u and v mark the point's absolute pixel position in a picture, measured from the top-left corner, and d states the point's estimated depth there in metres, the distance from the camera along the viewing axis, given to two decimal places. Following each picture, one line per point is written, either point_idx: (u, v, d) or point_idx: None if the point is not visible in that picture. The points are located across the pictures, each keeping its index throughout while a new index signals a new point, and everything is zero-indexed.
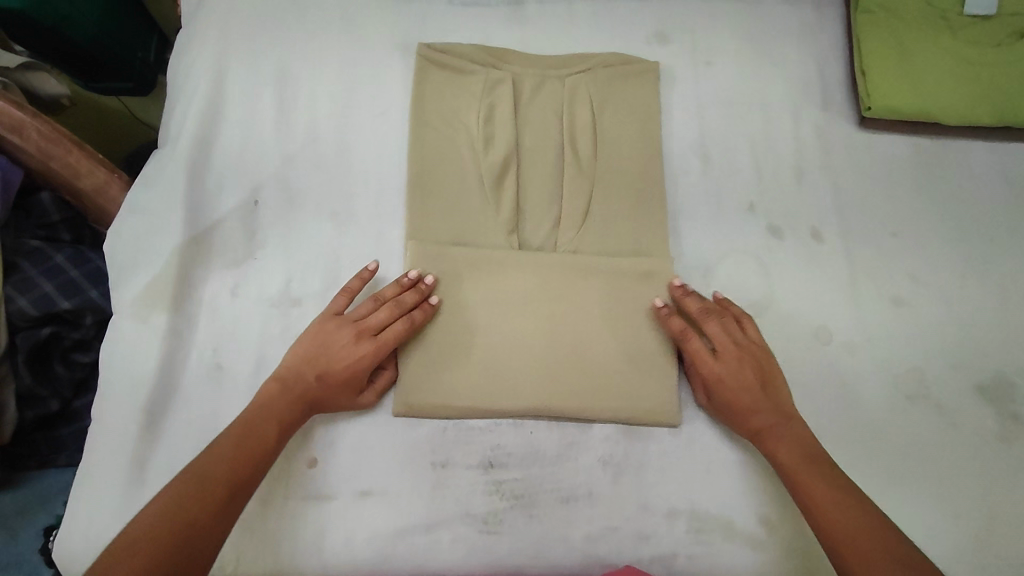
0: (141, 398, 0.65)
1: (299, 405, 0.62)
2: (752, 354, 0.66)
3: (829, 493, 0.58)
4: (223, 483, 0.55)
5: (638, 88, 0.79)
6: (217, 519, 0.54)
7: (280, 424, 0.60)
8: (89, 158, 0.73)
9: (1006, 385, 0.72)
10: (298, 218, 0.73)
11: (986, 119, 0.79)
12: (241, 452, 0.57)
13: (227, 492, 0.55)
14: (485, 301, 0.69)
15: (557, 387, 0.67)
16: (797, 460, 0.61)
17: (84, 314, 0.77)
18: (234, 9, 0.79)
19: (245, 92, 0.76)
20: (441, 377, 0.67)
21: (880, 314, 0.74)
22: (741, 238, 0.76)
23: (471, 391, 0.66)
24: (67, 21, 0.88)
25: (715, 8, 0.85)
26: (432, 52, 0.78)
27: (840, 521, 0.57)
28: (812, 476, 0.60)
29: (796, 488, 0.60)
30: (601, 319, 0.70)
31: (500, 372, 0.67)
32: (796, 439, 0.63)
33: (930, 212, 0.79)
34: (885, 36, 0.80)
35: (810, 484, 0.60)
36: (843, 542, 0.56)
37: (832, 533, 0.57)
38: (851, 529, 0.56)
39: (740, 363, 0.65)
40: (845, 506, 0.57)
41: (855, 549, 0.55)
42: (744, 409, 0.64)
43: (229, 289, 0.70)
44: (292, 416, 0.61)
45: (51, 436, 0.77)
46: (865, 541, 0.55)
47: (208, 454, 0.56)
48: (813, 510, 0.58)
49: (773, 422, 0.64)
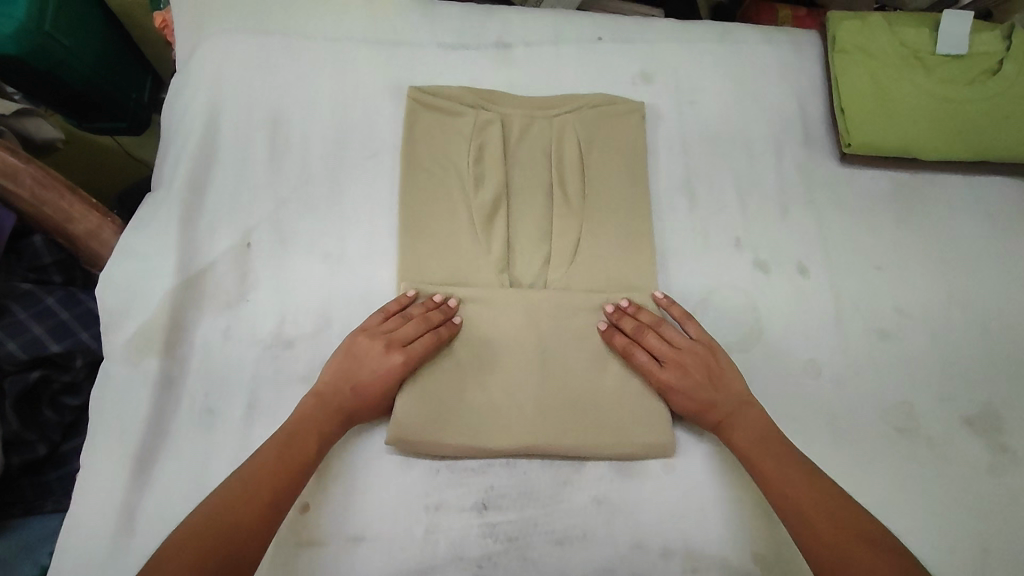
0: (133, 443, 0.65)
1: (336, 419, 0.63)
2: (695, 358, 0.68)
3: (787, 473, 0.61)
4: (266, 500, 0.57)
5: (623, 129, 0.81)
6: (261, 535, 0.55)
7: (320, 436, 0.62)
8: (83, 202, 0.74)
9: (993, 417, 0.73)
10: (290, 260, 0.73)
11: (964, 154, 0.81)
12: (279, 467, 0.59)
13: (272, 506, 0.57)
14: (471, 337, 0.70)
15: (548, 424, 0.67)
16: (751, 442, 0.64)
17: (75, 356, 0.77)
18: (224, 51, 0.80)
19: (239, 136, 0.78)
20: (433, 415, 0.66)
21: (867, 347, 0.75)
22: (728, 273, 0.77)
23: (464, 428, 0.66)
24: (62, 66, 0.87)
25: (698, 49, 0.87)
26: (422, 95, 0.80)
27: (799, 498, 0.60)
28: (769, 461, 0.63)
29: (755, 471, 0.63)
30: (591, 354, 0.71)
31: (491, 410, 0.67)
32: (747, 428, 0.65)
33: (913, 246, 0.80)
34: (862, 76, 0.83)
35: (767, 467, 0.63)
36: (800, 517, 0.59)
37: (793, 511, 0.59)
38: (808, 505, 0.59)
39: (687, 368, 0.68)
40: (800, 486, 0.60)
41: (813, 524, 0.58)
42: (697, 411, 0.67)
43: (222, 331, 0.70)
44: (333, 430, 0.63)
45: (39, 481, 0.75)
46: (822, 516, 0.58)
47: (254, 464, 0.58)
48: (772, 490, 0.61)
49: (728, 417, 0.66)
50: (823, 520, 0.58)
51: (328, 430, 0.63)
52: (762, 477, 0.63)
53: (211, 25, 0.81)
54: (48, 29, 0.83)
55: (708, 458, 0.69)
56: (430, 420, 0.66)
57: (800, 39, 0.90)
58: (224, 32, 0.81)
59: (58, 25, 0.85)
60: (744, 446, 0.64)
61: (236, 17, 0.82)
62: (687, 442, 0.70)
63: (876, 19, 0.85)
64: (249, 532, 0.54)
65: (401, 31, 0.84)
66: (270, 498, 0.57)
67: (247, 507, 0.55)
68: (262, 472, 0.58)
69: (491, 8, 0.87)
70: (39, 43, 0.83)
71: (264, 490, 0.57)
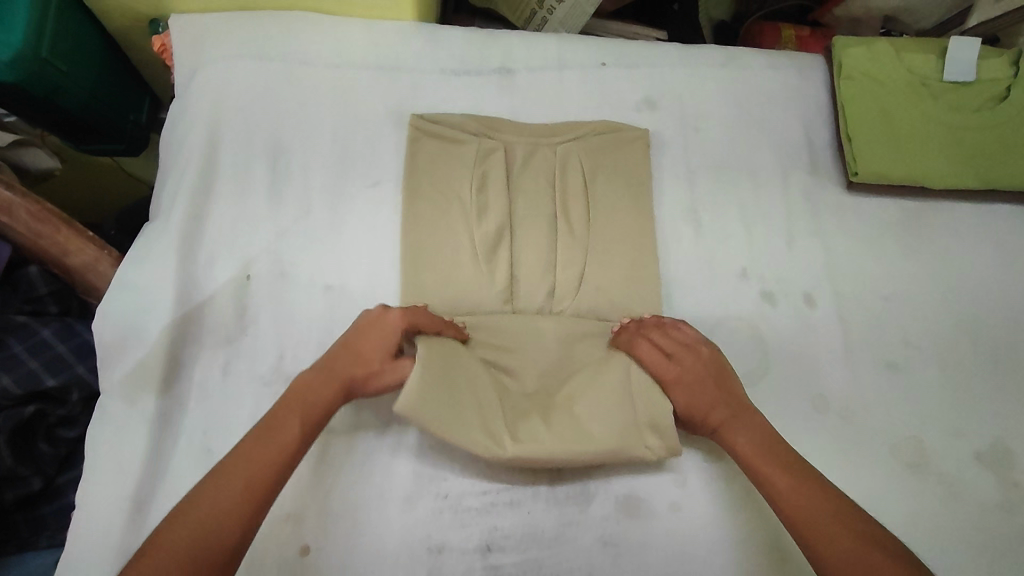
0: (131, 484, 0.64)
1: (336, 385, 0.60)
2: (703, 366, 0.65)
3: (784, 476, 0.58)
4: (249, 490, 0.51)
5: (626, 157, 0.80)
6: (247, 530, 0.50)
7: (304, 419, 0.57)
8: (79, 235, 0.73)
9: (1005, 452, 0.72)
10: (290, 293, 0.72)
11: (972, 183, 0.80)
12: (257, 456, 0.53)
13: (255, 497, 0.51)
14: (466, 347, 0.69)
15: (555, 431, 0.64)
16: (755, 447, 0.61)
17: (70, 390, 0.76)
18: (223, 79, 0.79)
19: (238, 165, 0.76)
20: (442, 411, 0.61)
21: (876, 381, 0.74)
22: (735, 304, 0.76)
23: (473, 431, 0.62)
24: (59, 91, 0.86)
25: (703, 74, 0.86)
26: (424, 123, 0.79)
27: (798, 502, 0.56)
28: (769, 463, 0.59)
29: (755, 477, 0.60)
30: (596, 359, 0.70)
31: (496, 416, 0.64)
32: (744, 435, 0.62)
33: (921, 276, 0.80)
34: (868, 103, 0.82)
35: (765, 473, 0.59)
36: (798, 524, 0.55)
37: (791, 517, 0.56)
38: (807, 508, 0.55)
39: (694, 379, 0.65)
40: (812, 495, 0.56)
41: (813, 529, 0.54)
42: (702, 419, 0.64)
43: (221, 367, 0.69)
44: (328, 402, 0.59)
45: (33, 516, 0.74)
46: (827, 520, 0.54)
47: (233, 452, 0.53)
48: (772, 497, 0.58)
49: (727, 422, 0.63)
50: (825, 522, 0.54)
51: (323, 404, 0.59)
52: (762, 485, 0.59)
53: (209, 52, 0.80)
54: (45, 55, 0.82)
55: (716, 496, 0.68)
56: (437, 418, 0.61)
57: (806, 64, 0.89)
58: (223, 59, 0.79)
59: (57, 51, 0.83)
60: (742, 451, 0.61)
61: (236, 43, 0.81)
62: (694, 479, 0.69)
63: (883, 45, 0.84)
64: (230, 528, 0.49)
65: (402, 57, 0.83)
66: (254, 489, 0.52)
67: (226, 501, 0.50)
68: (240, 464, 0.52)
69: (494, 33, 0.86)
70: (35, 69, 0.81)
71: (247, 481, 0.52)
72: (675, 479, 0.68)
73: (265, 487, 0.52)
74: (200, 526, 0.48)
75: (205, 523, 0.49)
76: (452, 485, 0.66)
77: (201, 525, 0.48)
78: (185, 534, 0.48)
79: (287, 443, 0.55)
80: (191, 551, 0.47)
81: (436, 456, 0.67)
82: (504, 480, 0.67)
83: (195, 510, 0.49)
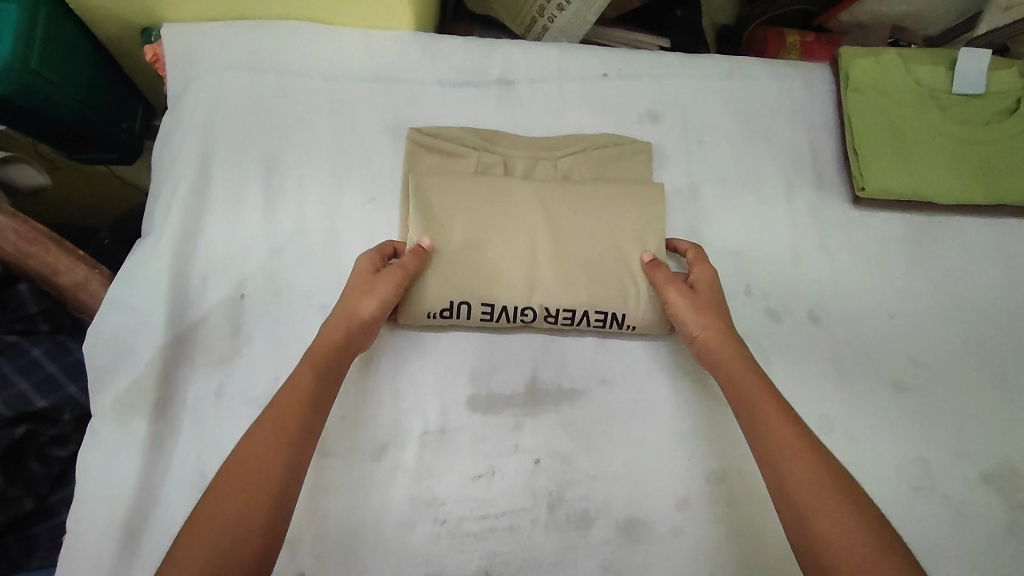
0: (122, 510, 0.63)
1: (338, 318, 0.64)
2: (705, 299, 0.67)
3: (786, 439, 0.55)
4: (286, 439, 0.54)
5: (628, 171, 0.78)
6: (297, 471, 0.54)
7: (315, 369, 0.60)
8: (68, 255, 0.71)
9: (1013, 473, 0.71)
10: (285, 311, 0.71)
11: (981, 198, 0.79)
12: (286, 411, 0.56)
13: (293, 442, 0.54)
14: (464, 261, 0.71)
15: (546, 204, 0.74)
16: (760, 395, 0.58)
17: (62, 410, 0.74)
18: (217, 92, 0.77)
19: (232, 180, 0.75)
20: (448, 200, 0.72)
21: (882, 400, 0.73)
22: (739, 321, 0.74)
23: (474, 183, 0.74)
24: (51, 101, 0.84)
25: (706, 85, 0.85)
26: (423, 136, 0.77)
27: (791, 468, 0.53)
28: (778, 422, 0.56)
29: (753, 430, 0.57)
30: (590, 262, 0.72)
31: (499, 208, 0.73)
32: (759, 392, 0.59)
33: (927, 292, 0.78)
34: (876, 117, 0.80)
35: (766, 431, 0.56)
36: (782, 485, 0.53)
37: (775, 476, 0.54)
38: (798, 474, 0.52)
39: (700, 308, 0.66)
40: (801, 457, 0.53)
41: (796, 493, 0.51)
42: (707, 349, 0.64)
43: (214, 389, 0.67)
44: (341, 342, 0.62)
45: (23, 536, 0.72)
46: (813, 492, 0.51)
47: (270, 415, 0.55)
48: (762, 453, 0.56)
49: (714, 343, 0.64)
50: (811, 496, 0.51)
51: (337, 347, 0.62)
52: (756, 440, 0.57)
53: (203, 64, 0.78)
54: (34, 66, 0.80)
55: (720, 520, 0.67)
56: (443, 189, 0.72)
57: (811, 74, 0.87)
58: (218, 72, 0.78)
59: (46, 61, 0.82)
60: (750, 405, 0.58)
61: (230, 55, 0.79)
62: (698, 502, 0.67)
63: (890, 56, 0.83)
64: (277, 473, 0.52)
65: (400, 68, 0.81)
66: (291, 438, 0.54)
67: (267, 449, 0.53)
68: (271, 419, 0.55)
69: (494, 43, 0.84)
70: (25, 80, 0.80)
71: (280, 429, 0.55)
72: (677, 503, 0.67)
73: (302, 434, 0.55)
74: (248, 474, 0.51)
75: (255, 471, 0.51)
76: (450, 510, 0.65)
77: (249, 474, 0.51)
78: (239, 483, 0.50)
79: (311, 394, 0.58)
80: (246, 495, 0.50)
81: (434, 479, 0.66)
82: (503, 505, 0.65)
83: (243, 462, 0.52)
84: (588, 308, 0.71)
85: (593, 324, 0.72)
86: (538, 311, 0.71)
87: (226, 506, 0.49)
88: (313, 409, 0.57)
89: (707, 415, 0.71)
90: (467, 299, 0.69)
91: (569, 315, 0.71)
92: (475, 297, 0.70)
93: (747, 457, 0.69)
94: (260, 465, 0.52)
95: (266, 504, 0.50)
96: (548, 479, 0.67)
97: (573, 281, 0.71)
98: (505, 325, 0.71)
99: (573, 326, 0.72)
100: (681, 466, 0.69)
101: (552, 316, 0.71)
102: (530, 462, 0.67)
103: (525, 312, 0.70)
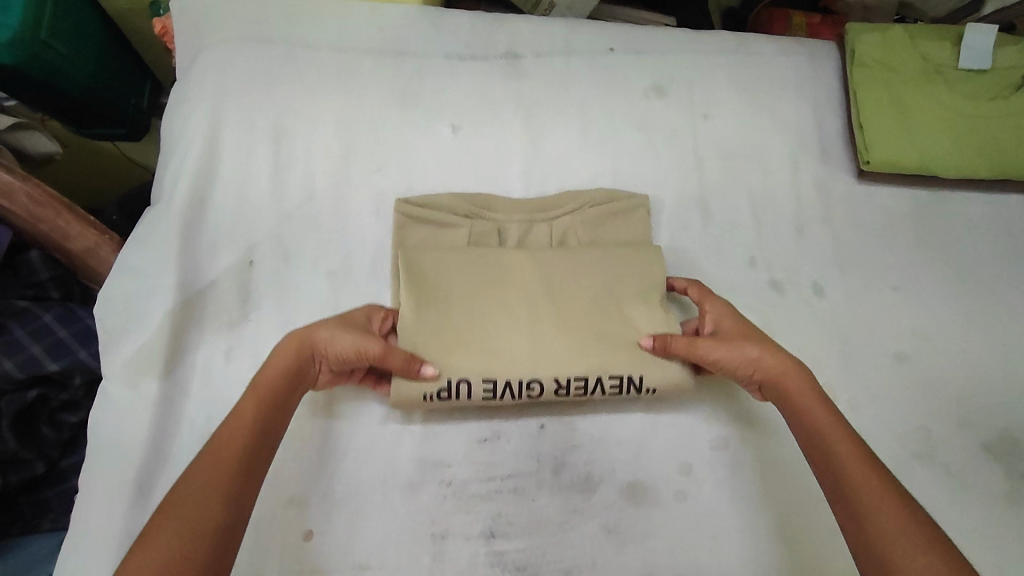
0: (132, 468, 0.64)
1: (292, 350, 0.59)
2: (740, 333, 0.64)
3: (866, 480, 0.51)
4: (225, 475, 0.50)
5: (626, 228, 0.74)
6: (232, 507, 0.49)
7: (258, 403, 0.55)
8: (79, 219, 0.73)
9: (1013, 444, 0.71)
10: (292, 277, 0.72)
11: (985, 172, 0.79)
12: (223, 448, 0.51)
13: (229, 479, 0.50)
14: (462, 344, 0.65)
15: (544, 279, 0.69)
16: (827, 421, 0.56)
17: (73, 374, 0.75)
18: (225, 63, 0.77)
19: (241, 149, 0.75)
20: (445, 276, 0.68)
21: (885, 371, 0.73)
22: (744, 291, 0.75)
23: (470, 258, 0.69)
24: (59, 73, 0.85)
25: (712, 61, 0.85)
26: (411, 207, 0.72)
27: (873, 512, 0.49)
28: (854, 461, 0.53)
29: (828, 473, 0.54)
30: (595, 334, 0.67)
31: (496, 282, 0.68)
32: (830, 428, 0.56)
33: (930, 266, 0.79)
34: (880, 91, 0.81)
35: (843, 471, 0.53)
36: (863, 531, 0.49)
37: (857, 521, 0.50)
38: (885, 517, 0.49)
39: (744, 339, 0.64)
40: (881, 492, 0.50)
41: (883, 539, 0.48)
42: (772, 378, 0.62)
43: (223, 352, 0.68)
44: (287, 378, 0.58)
45: (36, 498, 0.73)
46: (904, 536, 0.47)
47: (222, 432, 0.53)
48: (840, 497, 0.52)
49: (777, 373, 0.61)
50: (901, 541, 0.47)
51: (286, 385, 0.58)
52: (831, 482, 0.53)
53: (212, 34, 0.79)
54: (45, 37, 0.81)
55: (722, 485, 0.68)
56: (439, 268, 0.68)
57: (816, 51, 0.88)
58: (226, 42, 0.78)
59: (55, 33, 0.82)
60: (823, 443, 0.55)
61: (237, 27, 0.79)
62: (701, 468, 0.68)
63: (896, 31, 0.83)
64: (215, 513, 0.47)
65: (408, 41, 0.82)
66: (231, 474, 0.50)
67: (203, 488, 0.48)
68: (204, 459, 0.51)
69: (501, 18, 0.84)
70: (34, 52, 0.80)
71: (224, 466, 0.50)
72: (679, 468, 0.68)
73: (241, 470, 0.51)
74: (192, 500, 0.47)
75: (190, 512, 0.47)
76: (456, 472, 0.65)
77: (192, 501, 0.47)
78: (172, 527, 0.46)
79: (249, 428, 0.54)
80: (181, 540, 0.45)
81: (439, 443, 0.66)
82: (508, 467, 0.66)
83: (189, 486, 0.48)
84: (599, 376, 0.65)
85: (607, 391, 0.66)
86: (546, 384, 0.65)
87: (158, 547, 0.44)
88: (252, 443, 0.53)
89: (709, 389, 0.72)
90: (468, 377, 0.64)
91: (582, 384, 0.65)
92: (474, 375, 0.64)
93: (749, 427, 0.71)
94: (199, 505, 0.47)
95: (204, 549, 0.46)
96: (552, 443, 0.67)
97: (582, 352, 0.66)
98: (511, 400, 0.65)
99: (586, 395, 0.66)
100: (684, 433, 0.69)
101: (563, 389, 0.65)
102: (535, 427, 0.68)
103: (531, 387, 0.65)
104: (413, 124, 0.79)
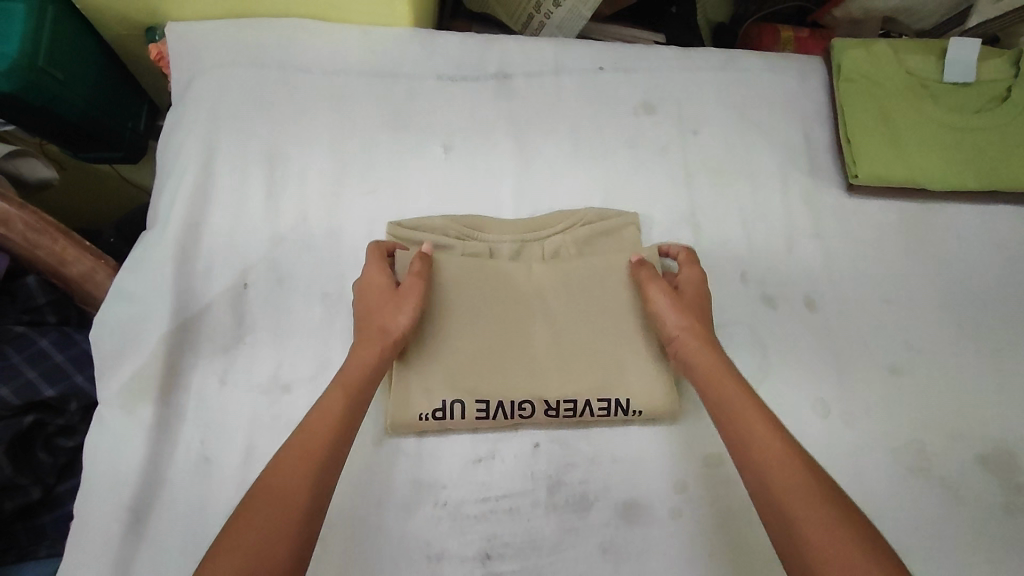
0: (127, 495, 0.64)
1: (381, 344, 0.61)
2: (688, 301, 0.65)
3: (772, 448, 0.52)
4: (315, 463, 0.52)
5: (618, 246, 0.75)
6: (320, 497, 0.51)
7: (346, 391, 0.57)
8: (76, 246, 0.74)
9: (1008, 455, 0.71)
10: (287, 301, 0.72)
11: (973, 184, 0.80)
12: (316, 433, 0.54)
13: (323, 466, 0.52)
14: (453, 365, 0.66)
15: (536, 293, 0.70)
16: (739, 394, 0.57)
17: (69, 400, 0.76)
18: (221, 90, 0.78)
19: (235, 173, 0.76)
20: (441, 287, 0.68)
21: (879, 383, 0.74)
22: (735, 307, 0.75)
23: (462, 273, 0.69)
24: (55, 100, 0.85)
25: (701, 78, 0.86)
26: (403, 231, 0.73)
27: (775, 474, 0.51)
28: (761, 428, 0.54)
29: (737, 439, 0.54)
30: (582, 344, 0.68)
31: (488, 297, 0.69)
32: (737, 398, 0.57)
33: (920, 278, 0.79)
34: (867, 106, 0.82)
35: (747, 439, 0.54)
36: (764, 489, 0.51)
37: (758, 484, 0.51)
38: (783, 480, 0.50)
39: (680, 306, 0.64)
40: (785, 461, 0.51)
41: (783, 502, 0.49)
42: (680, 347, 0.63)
43: (218, 376, 0.69)
44: (373, 369, 0.60)
45: (32, 525, 0.73)
46: (803, 499, 0.49)
47: (314, 422, 0.54)
48: (747, 464, 0.53)
49: (689, 345, 0.62)
50: (795, 501, 0.49)
51: (370, 375, 0.59)
52: (737, 448, 0.54)
53: (206, 59, 0.80)
54: (41, 65, 0.81)
55: (718, 503, 0.67)
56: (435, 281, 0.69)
57: (804, 67, 0.89)
58: (220, 67, 0.79)
59: (52, 61, 0.82)
60: (729, 413, 0.56)
61: (230, 52, 0.80)
62: (697, 484, 0.68)
63: (881, 46, 0.84)
64: (305, 503, 0.49)
65: (400, 64, 0.83)
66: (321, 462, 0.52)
67: (296, 477, 0.50)
68: (298, 441, 0.53)
69: (491, 39, 0.85)
70: (31, 79, 0.80)
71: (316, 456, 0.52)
72: (674, 486, 0.68)
73: (329, 461, 0.53)
74: (280, 498, 0.49)
75: (283, 499, 0.49)
76: (450, 493, 0.65)
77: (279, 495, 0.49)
78: (268, 510, 0.48)
79: (338, 420, 0.55)
80: (273, 522, 0.47)
81: (436, 464, 0.66)
82: (503, 487, 0.66)
83: (280, 476, 0.50)
84: (588, 398, 0.66)
85: (596, 414, 0.67)
86: (537, 405, 0.66)
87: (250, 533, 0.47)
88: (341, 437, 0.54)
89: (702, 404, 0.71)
90: (461, 397, 0.65)
91: (571, 407, 0.66)
92: (469, 394, 0.65)
93: None
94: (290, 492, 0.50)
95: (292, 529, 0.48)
96: (548, 462, 0.67)
97: (569, 369, 0.67)
98: (503, 420, 0.66)
99: (576, 417, 0.67)
100: (679, 448, 0.69)
101: (553, 410, 0.66)
102: (530, 446, 0.68)
103: (522, 407, 0.66)
104: (405, 145, 0.79)
